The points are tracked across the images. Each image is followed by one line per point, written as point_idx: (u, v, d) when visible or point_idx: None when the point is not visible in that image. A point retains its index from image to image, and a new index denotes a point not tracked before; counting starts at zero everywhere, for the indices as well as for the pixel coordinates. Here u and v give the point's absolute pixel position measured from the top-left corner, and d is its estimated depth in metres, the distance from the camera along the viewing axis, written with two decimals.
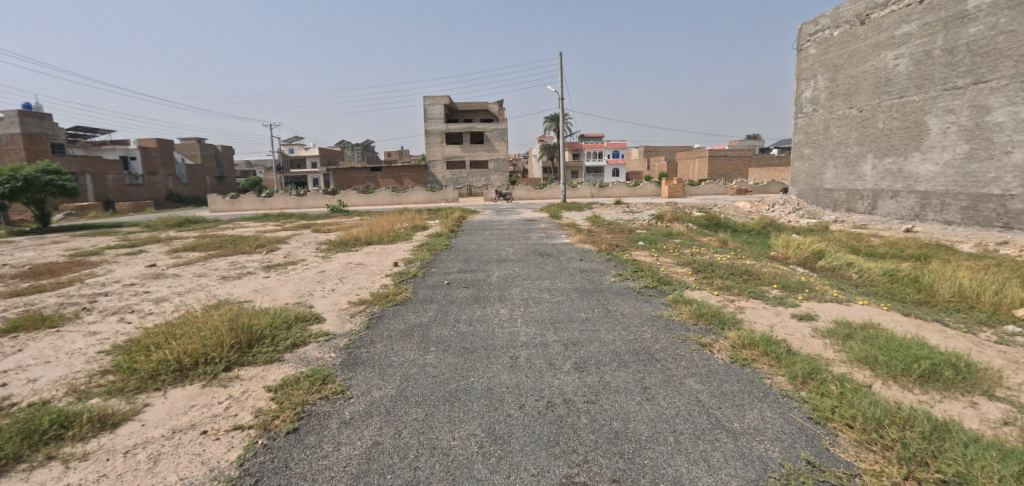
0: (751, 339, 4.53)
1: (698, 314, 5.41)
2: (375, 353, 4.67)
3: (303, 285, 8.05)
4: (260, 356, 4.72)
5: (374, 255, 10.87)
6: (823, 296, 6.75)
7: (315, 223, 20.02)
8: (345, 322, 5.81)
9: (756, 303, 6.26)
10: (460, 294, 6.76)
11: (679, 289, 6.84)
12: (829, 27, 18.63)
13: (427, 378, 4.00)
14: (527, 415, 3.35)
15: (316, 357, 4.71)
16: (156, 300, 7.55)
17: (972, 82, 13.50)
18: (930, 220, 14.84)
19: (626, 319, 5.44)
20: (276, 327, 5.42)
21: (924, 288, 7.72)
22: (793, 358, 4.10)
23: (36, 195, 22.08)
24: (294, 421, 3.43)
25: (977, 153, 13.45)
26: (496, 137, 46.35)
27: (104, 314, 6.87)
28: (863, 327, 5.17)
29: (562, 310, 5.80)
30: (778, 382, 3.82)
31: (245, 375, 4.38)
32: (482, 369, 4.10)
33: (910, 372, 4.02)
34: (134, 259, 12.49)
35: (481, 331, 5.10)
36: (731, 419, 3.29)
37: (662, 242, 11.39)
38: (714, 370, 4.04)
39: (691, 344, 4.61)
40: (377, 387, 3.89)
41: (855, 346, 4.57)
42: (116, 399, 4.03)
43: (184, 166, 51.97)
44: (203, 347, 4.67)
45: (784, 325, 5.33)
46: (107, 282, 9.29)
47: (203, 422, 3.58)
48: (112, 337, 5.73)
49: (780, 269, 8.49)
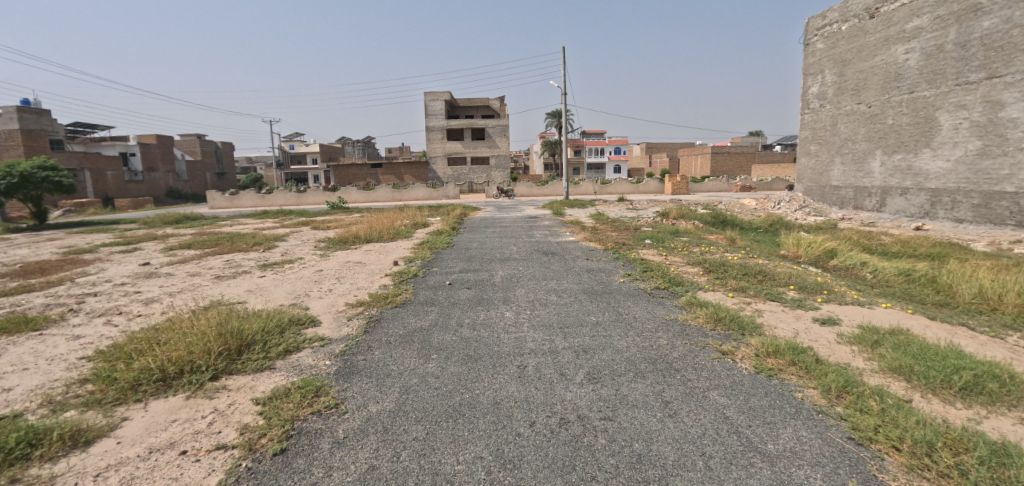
0: (776, 347, 4.21)
1: (716, 318, 5.10)
2: (373, 360, 4.36)
3: (299, 285, 7.76)
4: (251, 363, 4.43)
5: (374, 254, 10.59)
6: (843, 298, 6.43)
7: (314, 221, 19.68)
8: (341, 325, 5.52)
9: (774, 305, 5.95)
10: (462, 295, 6.45)
11: (693, 290, 6.53)
12: (837, 20, 18.20)
13: (428, 390, 3.69)
14: (539, 435, 3.04)
15: (310, 365, 4.40)
16: (146, 300, 7.27)
17: (985, 76, 13.18)
18: (940, 217, 14.51)
19: (639, 323, 5.11)
20: (269, 332, 5.12)
21: (943, 289, 7.43)
22: (824, 369, 3.79)
23: (32, 192, 21.79)
24: (283, 441, 3.13)
25: (990, 149, 13.12)
26: (497, 134, 45.94)
27: (91, 315, 6.59)
28: (893, 333, 4.85)
29: (571, 314, 5.47)
30: (810, 396, 3.50)
31: (233, 386, 4.10)
32: (488, 380, 3.79)
33: (951, 383, 3.71)
34: (128, 257, 12.20)
35: (486, 336, 4.79)
36: (764, 440, 2.98)
37: (668, 239, 11.11)
38: (739, 381, 3.73)
39: (711, 352, 4.29)
40: (375, 400, 3.58)
41: (887, 354, 4.27)
42: (92, 413, 3.77)
43: (184, 162, 51.73)
44: (189, 354, 4.38)
45: (808, 330, 5.01)
46: (98, 282, 9.01)
47: (183, 440, 3.30)
48: (97, 342, 5.45)
49: (794, 269, 8.18)
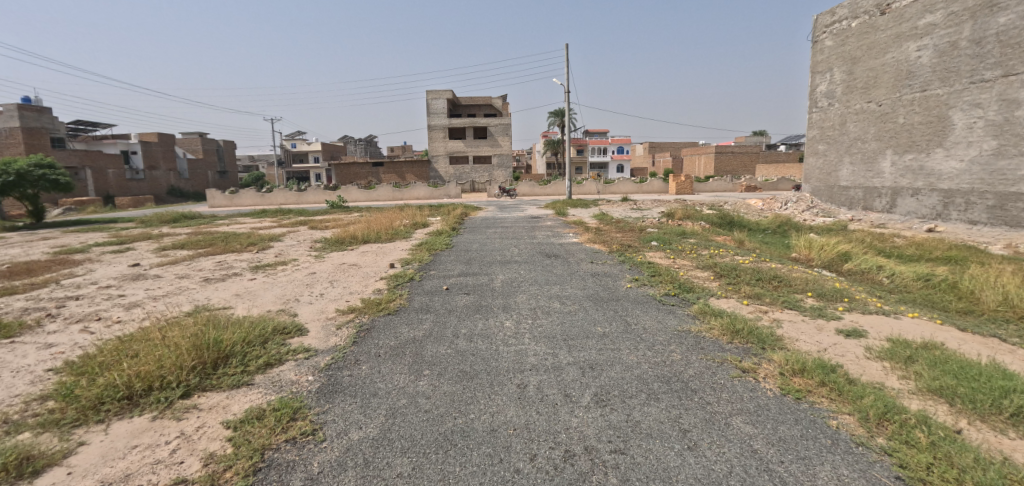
0: (803, 365, 3.81)
1: (732, 330, 4.70)
2: (359, 377, 3.98)
3: (290, 289, 7.40)
4: (226, 379, 4.06)
5: (370, 255, 10.20)
6: (866, 307, 6.01)
7: (312, 220, 19.28)
8: (329, 335, 5.14)
9: (793, 314, 5.55)
10: (460, 302, 6.06)
11: (704, 297, 6.14)
12: (846, 17, 17.73)
13: (417, 414, 3.31)
14: (541, 473, 2.67)
15: (292, 381, 4.03)
16: (128, 305, 6.91)
17: (1001, 74, 12.74)
18: (953, 219, 14.07)
19: (650, 335, 4.71)
20: (250, 343, 4.75)
21: (966, 296, 7.03)
22: (860, 392, 3.40)
23: (29, 190, 21.47)
24: (249, 477, 2.78)
25: (1006, 149, 12.67)
26: (499, 133, 45.54)
27: (67, 321, 6.21)
28: (926, 348, 4.44)
29: (575, 324, 5.07)
30: (846, 424, 3.11)
31: (204, 405, 3.73)
32: (484, 402, 3.42)
33: (1001, 409, 3.31)
34: (119, 258, 11.84)
35: (484, 350, 4.41)
36: (798, 480, 2.61)
37: (677, 241, 10.64)
38: (764, 405, 3.34)
39: (730, 369, 3.90)
40: (357, 425, 3.21)
41: (925, 373, 3.87)
42: (47, 436, 3.43)
43: (185, 160, 51.49)
44: (159, 369, 4.01)
45: (833, 344, 4.61)
46: (83, 284, 8.65)
47: (141, 473, 2.98)
48: (68, 351, 5.10)
49: (809, 274, 7.77)
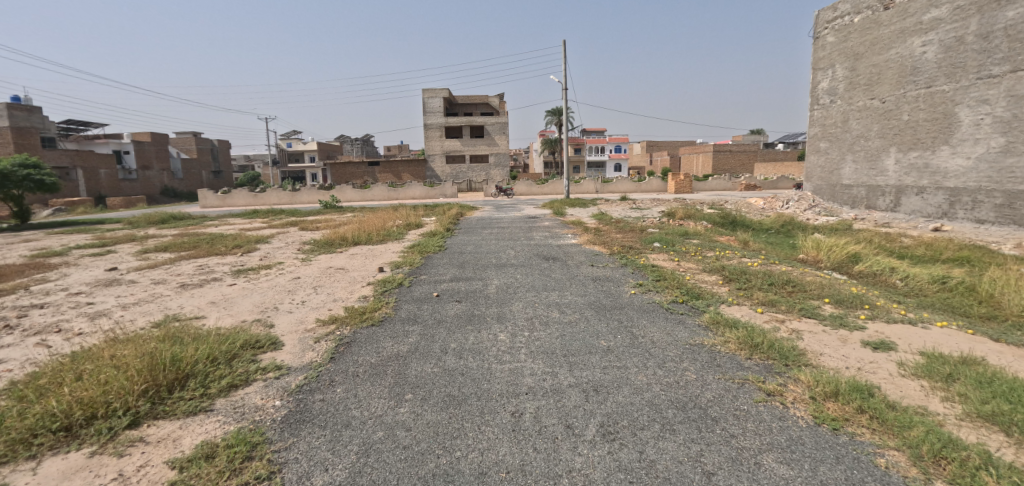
0: (838, 388, 3.35)
1: (750, 344, 4.24)
2: (331, 403, 3.49)
3: (270, 296, 6.92)
4: (182, 405, 3.57)
5: (359, 258, 9.72)
6: (890, 315, 5.54)
7: (304, 221, 18.71)
8: (305, 350, 4.65)
9: (812, 324, 5.07)
10: (451, 311, 5.59)
11: (716, 304, 5.68)
12: (849, 13, 17.29)
13: (395, 451, 2.84)
14: None
15: (257, 406, 3.55)
16: (93, 315, 6.40)
17: (1009, 70, 12.32)
18: (960, 218, 13.66)
19: (660, 350, 4.25)
20: (216, 359, 4.27)
21: (988, 300, 6.56)
22: (908, 421, 2.95)
23: (13, 190, 20.82)
24: None
25: (1014, 146, 12.25)
26: (495, 131, 44.99)
27: (24, 333, 5.70)
28: (966, 364, 3.97)
29: (577, 337, 4.60)
30: (896, 462, 2.67)
31: (152, 437, 3.24)
32: (473, 435, 2.95)
33: None
34: (97, 261, 11.32)
35: (475, 368, 3.94)
36: None
37: (680, 242, 10.17)
38: (798, 438, 2.89)
39: (753, 392, 3.43)
40: (323, 467, 2.75)
41: (974, 396, 3.40)
42: None
43: (179, 159, 50.82)
44: (104, 393, 3.51)
45: (864, 360, 4.13)
46: (52, 290, 8.13)
47: None
48: (16, 369, 4.60)
49: (823, 278, 7.30)
